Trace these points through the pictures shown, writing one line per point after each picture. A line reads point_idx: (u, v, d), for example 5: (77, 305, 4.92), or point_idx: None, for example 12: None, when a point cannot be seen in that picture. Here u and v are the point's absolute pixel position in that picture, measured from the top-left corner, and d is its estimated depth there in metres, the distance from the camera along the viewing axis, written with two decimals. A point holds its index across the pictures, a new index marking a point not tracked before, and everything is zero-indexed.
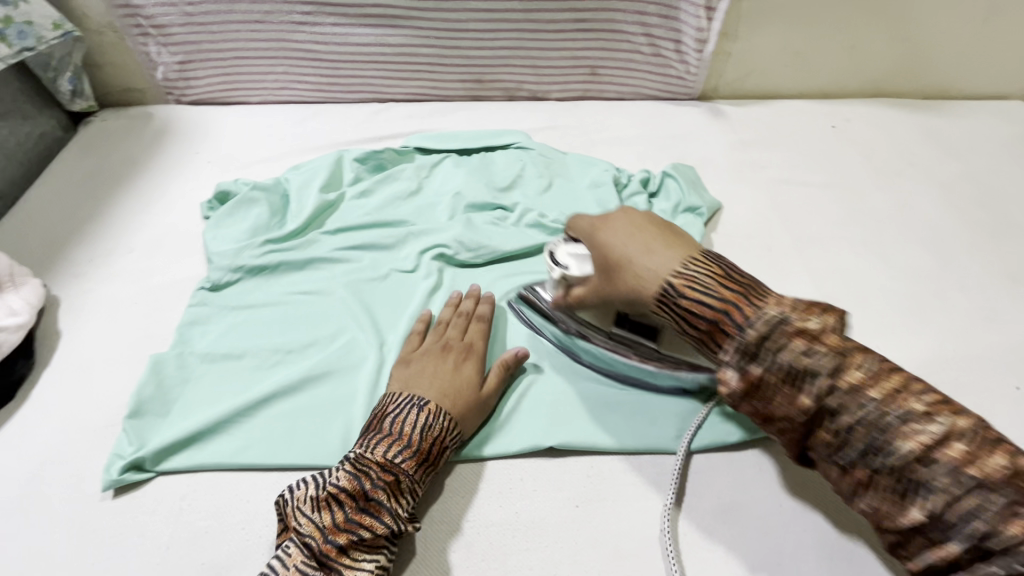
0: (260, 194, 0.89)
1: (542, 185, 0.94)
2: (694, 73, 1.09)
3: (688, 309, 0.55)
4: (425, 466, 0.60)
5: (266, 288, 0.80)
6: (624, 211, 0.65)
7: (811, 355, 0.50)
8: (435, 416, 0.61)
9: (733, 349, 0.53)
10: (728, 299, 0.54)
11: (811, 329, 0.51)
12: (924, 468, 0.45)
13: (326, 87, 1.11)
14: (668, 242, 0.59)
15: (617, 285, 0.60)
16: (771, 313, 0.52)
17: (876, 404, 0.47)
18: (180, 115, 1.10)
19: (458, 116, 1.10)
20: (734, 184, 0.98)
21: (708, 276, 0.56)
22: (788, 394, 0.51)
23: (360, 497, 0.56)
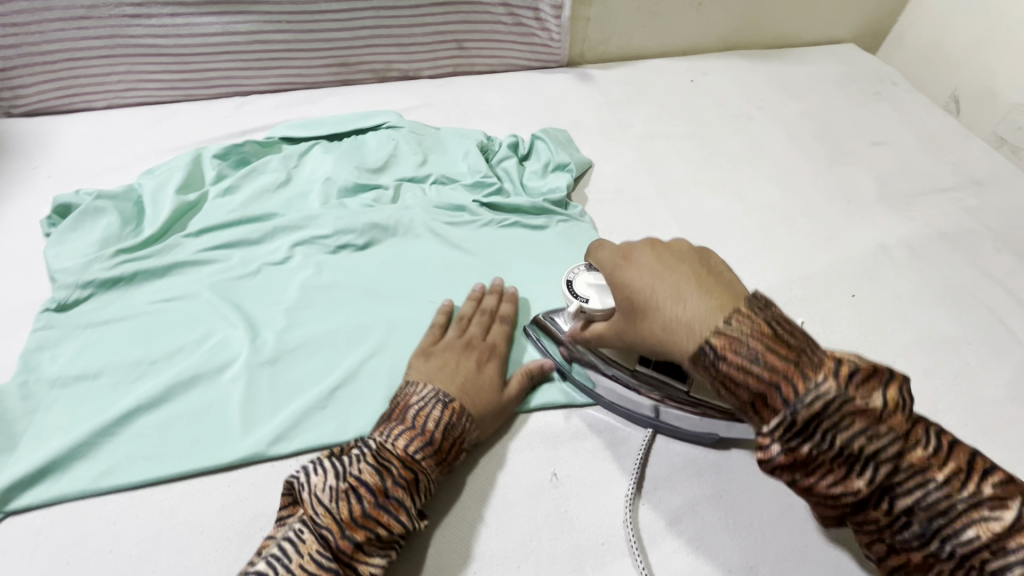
0: (108, 203, 0.83)
1: (416, 162, 0.94)
2: (558, 39, 1.12)
3: (727, 374, 0.46)
4: (442, 464, 0.59)
5: (124, 302, 0.75)
6: (651, 243, 0.55)
7: (875, 439, 0.42)
8: (458, 416, 0.60)
9: (779, 426, 0.44)
10: (777, 369, 0.44)
11: (875, 408, 0.43)
12: (993, 557, 0.40)
13: (179, 84, 1.04)
14: (702, 282, 0.50)
15: (643, 329, 0.52)
16: (827, 392, 0.43)
17: (940, 487, 0.41)
18: (10, 129, 0.98)
19: (327, 102, 1.07)
20: (604, 142, 1.01)
21: (751, 332, 0.46)
22: (842, 479, 0.43)
23: (382, 494, 0.53)
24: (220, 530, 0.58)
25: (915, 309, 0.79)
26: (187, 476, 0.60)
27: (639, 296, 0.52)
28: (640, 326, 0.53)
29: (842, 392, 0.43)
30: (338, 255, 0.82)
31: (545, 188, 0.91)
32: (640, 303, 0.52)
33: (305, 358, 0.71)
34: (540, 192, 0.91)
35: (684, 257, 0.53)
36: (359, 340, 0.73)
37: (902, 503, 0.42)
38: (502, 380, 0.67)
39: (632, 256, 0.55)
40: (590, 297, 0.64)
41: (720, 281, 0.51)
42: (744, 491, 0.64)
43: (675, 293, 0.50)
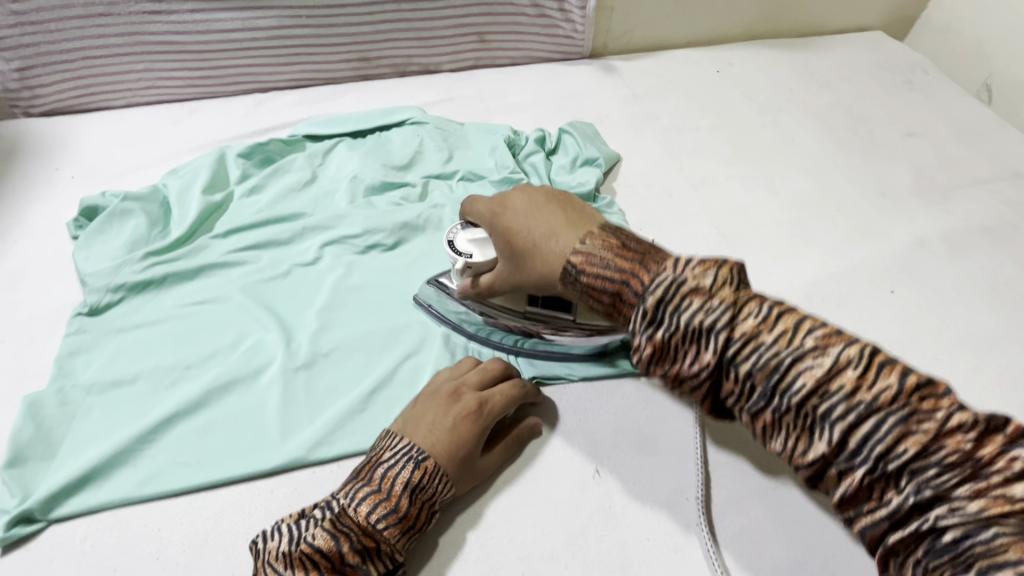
0: (135, 204, 0.82)
1: (442, 159, 0.92)
2: (581, 31, 1.10)
3: (589, 283, 0.53)
4: (410, 532, 0.54)
5: (155, 305, 0.74)
6: (522, 189, 0.62)
7: (707, 311, 0.45)
8: (429, 477, 0.55)
9: (637, 317, 0.48)
10: (625, 270, 0.50)
11: (707, 285, 0.46)
12: (823, 401, 0.40)
13: (198, 81, 1.03)
14: (566, 215, 0.57)
15: (531, 270, 0.57)
16: (667, 275, 0.47)
17: (771, 347, 0.43)
18: (29, 130, 0.97)
19: (348, 98, 1.05)
20: (632, 136, 1.00)
21: (605, 249, 0.53)
22: (692, 354, 0.45)
23: (337, 560, 0.51)
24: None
25: (956, 304, 0.77)
26: (229, 483, 0.60)
27: (518, 239, 0.58)
28: (527, 257, 0.57)
29: (680, 274, 0.47)
30: (369, 256, 0.81)
31: (573, 182, 0.88)
32: (526, 247, 0.57)
33: (341, 362, 0.70)
34: (568, 186, 0.88)
35: (549, 196, 0.60)
36: (393, 342, 0.72)
37: (743, 368, 0.43)
38: (486, 436, 0.60)
39: (507, 206, 0.61)
40: (474, 253, 0.63)
41: (579, 209, 0.59)
42: (789, 488, 0.62)
43: (553, 231, 0.56)
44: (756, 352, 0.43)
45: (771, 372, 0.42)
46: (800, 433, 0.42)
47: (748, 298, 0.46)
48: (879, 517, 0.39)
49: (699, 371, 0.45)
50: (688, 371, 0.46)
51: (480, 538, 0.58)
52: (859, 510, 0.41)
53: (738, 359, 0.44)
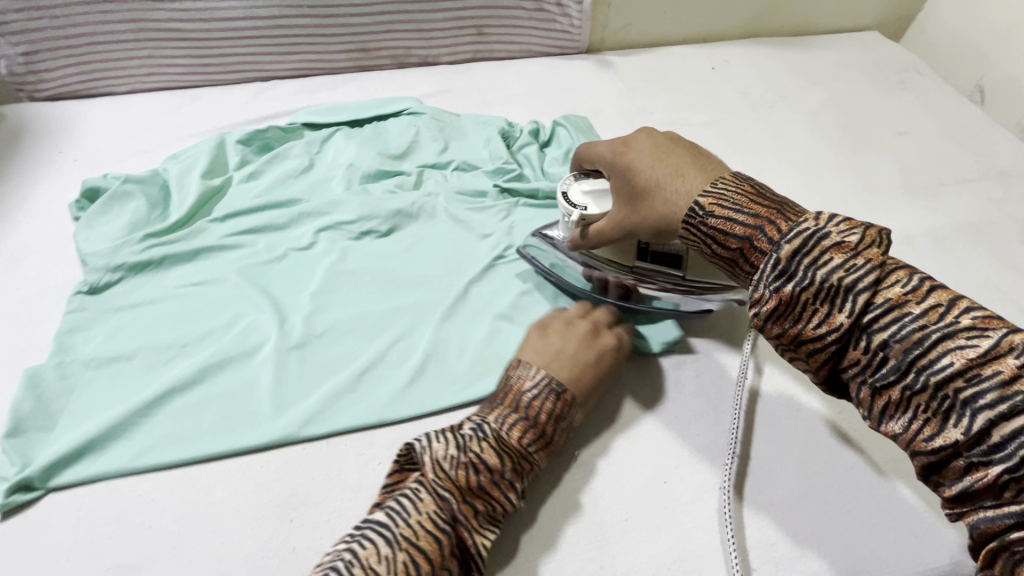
0: (136, 187, 0.84)
1: (438, 148, 0.94)
2: (578, 25, 1.11)
3: (716, 227, 0.52)
4: (548, 453, 0.59)
5: (153, 284, 0.76)
6: (647, 133, 0.62)
7: (851, 271, 0.45)
8: (569, 407, 0.61)
9: (765, 265, 0.48)
10: (760, 214, 0.50)
11: (853, 242, 0.46)
12: (970, 385, 0.40)
13: (200, 69, 1.04)
14: (690, 162, 0.57)
15: (648, 210, 0.58)
16: (806, 224, 0.47)
17: (916, 320, 0.42)
18: (34, 113, 0.99)
19: (347, 88, 1.07)
20: (626, 130, 1.01)
21: (739, 194, 0.52)
22: (822, 314, 0.45)
23: (496, 477, 0.54)
24: (255, 510, 0.59)
25: None
26: (218, 457, 0.62)
27: (640, 178, 0.58)
28: (649, 198, 0.58)
29: (823, 228, 0.47)
30: (363, 242, 0.83)
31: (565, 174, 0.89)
32: (647, 189, 0.58)
33: (330, 344, 0.72)
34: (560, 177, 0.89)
35: (676, 144, 0.60)
36: (384, 324, 0.74)
37: (879, 335, 0.43)
38: (614, 372, 0.67)
39: (631, 147, 0.62)
40: (589, 206, 0.66)
41: (705, 159, 0.58)
42: (771, 471, 0.64)
43: (676, 175, 0.56)
44: (893, 320, 0.43)
45: (914, 346, 0.42)
46: (927, 413, 0.42)
47: (896, 266, 0.45)
48: (977, 480, 0.40)
49: (830, 331, 0.45)
50: (817, 332, 0.46)
51: None
52: (958, 479, 0.41)
53: (875, 325, 0.44)
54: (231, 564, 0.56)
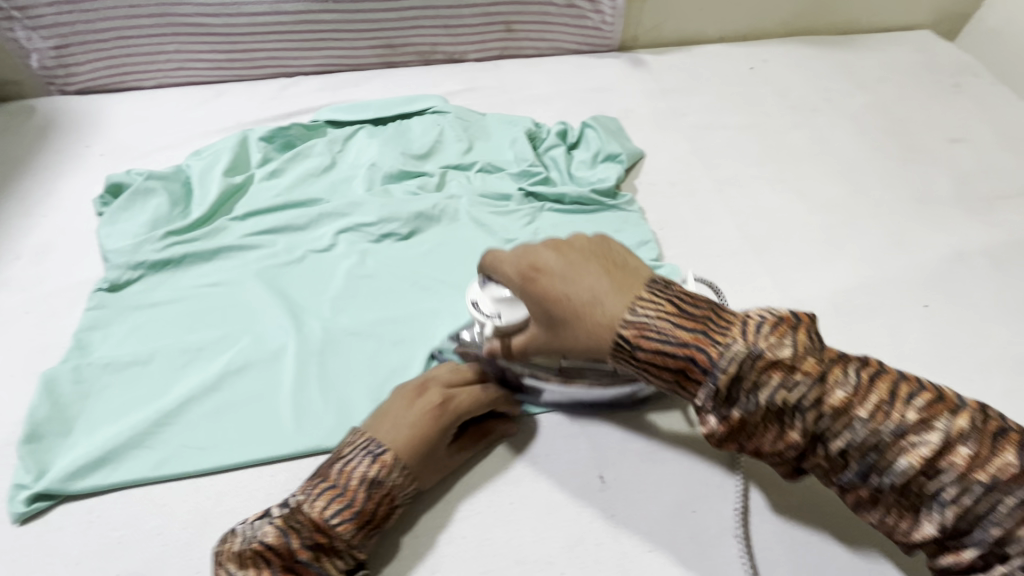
0: (158, 183, 0.83)
1: (462, 149, 0.91)
2: (610, 22, 1.07)
3: (650, 360, 0.48)
4: (367, 529, 0.52)
5: (172, 284, 0.75)
6: (551, 246, 0.55)
7: (793, 388, 0.44)
8: (387, 472, 0.53)
9: (706, 397, 0.47)
10: (688, 341, 0.47)
11: (787, 357, 0.45)
12: (931, 480, 0.42)
13: (226, 65, 1.04)
14: (612, 275, 0.52)
15: (568, 339, 0.52)
16: (739, 348, 0.45)
17: (865, 424, 0.43)
18: (65, 108, 1.00)
19: (372, 85, 1.05)
20: (658, 133, 0.97)
21: (661, 315, 0.48)
22: (776, 434, 0.46)
23: (289, 556, 0.50)
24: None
25: (995, 323, 0.73)
26: (230, 465, 0.60)
27: (556, 302, 0.52)
28: (570, 325, 0.52)
29: (755, 345, 0.45)
30: (383, 245, 0.80)
31: (594, 178, 0.85)
32: (568, 314, 0.51)
33: (345, 349, 0.70)
34: (588, 181, 0.85)
35: (587, 251, 0.54)
36: (403, 332, 0.72)
37: (834, 445, 0.44)
38: (451, 431, 0.58)
39: (539, 264, 0.54)
40: (500, 311, 0.60)
41: (626, 266, 0.53)
42: (803, 506, 0.58)
43: (600, 294, 0.50)
44: (849, 430, 0.44)
45: (873, 453, 0.43)
46: (901, 508, 0.44)
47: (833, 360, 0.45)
48: (954, 563, 0.42)
49: (788, 446, 0.46)
50: (779, 448, 0.46)
51: (476, 538, 0.57)
52: (937, 560, 0.44)
53: (835, 443, 0.44)
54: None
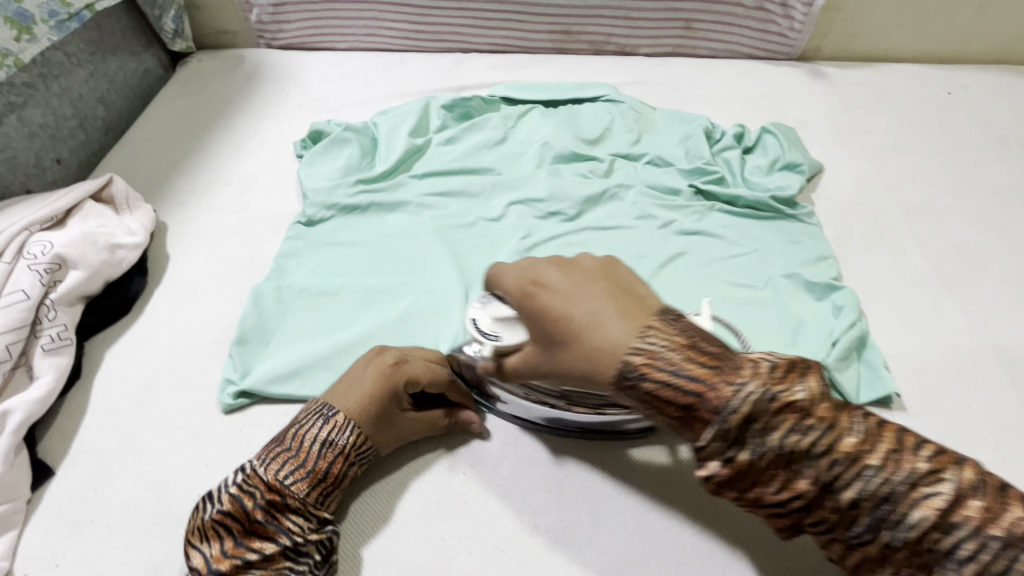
0: (352, 135, 0.91)
1: (632, 139, 0.91)
2: (798, 29, 1.02)
3: (658, 394, 0.44)
4: (323, 487, 0.53)
5: (357, 227, 0.82)
6: (556, 263, 0.53)
7: (805, 432, 0.40)
8: (338, 431, 0.55)
9: (714, 437, 0.41)
10: (700, 377, 0.43)
11: (801, 399, 0.41)
12: (944, 535, 0.37)
13: (411, 35, 1.10)
14: (614, 296, 0.49)
15: (572, 354, 0.48)
16: (749, 390, 0.41)
17: (876, 474, 0.39)
18: (270, 60, 1.12)
19: (543, 68, 1.07)
20: (839, 149, 0.92)
21: (674, 350, 0.44)
22: (783, 479, 0.41)
23: (245, 519, 0.51)
24: (449, 463, 0.61)
25: None
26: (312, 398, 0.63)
27: (557, 320, 0.49)
28: (567, 344, 0.48)
29: (765, 390, 0.41)
30: (550, 222, 0.82)
31: (770, 185, 0.82)
32: (573, 329, 0.48)
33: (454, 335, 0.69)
34: (763, 188, 0.82)
35: (597, 275, 0.51)
36: None
37: (807, 471, 0.40)
38: (404, 394, 0.58)
39: (541, 280, 0.51)
40: (501, 333, 0.54)
41: (637, 295, 0.49)
42: None
43: (608, 316, 0.47)
44: (860, 478, 0.39)
45: (842, 470, 0.40)
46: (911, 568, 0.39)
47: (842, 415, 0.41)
48: None
49: (759, 475, 0.42)
50: (777, 495, 0.41)
51: (634, 518, 0.57)
52: None
53: (773, 445, 0.41)
54: (427, 509, 0.58)
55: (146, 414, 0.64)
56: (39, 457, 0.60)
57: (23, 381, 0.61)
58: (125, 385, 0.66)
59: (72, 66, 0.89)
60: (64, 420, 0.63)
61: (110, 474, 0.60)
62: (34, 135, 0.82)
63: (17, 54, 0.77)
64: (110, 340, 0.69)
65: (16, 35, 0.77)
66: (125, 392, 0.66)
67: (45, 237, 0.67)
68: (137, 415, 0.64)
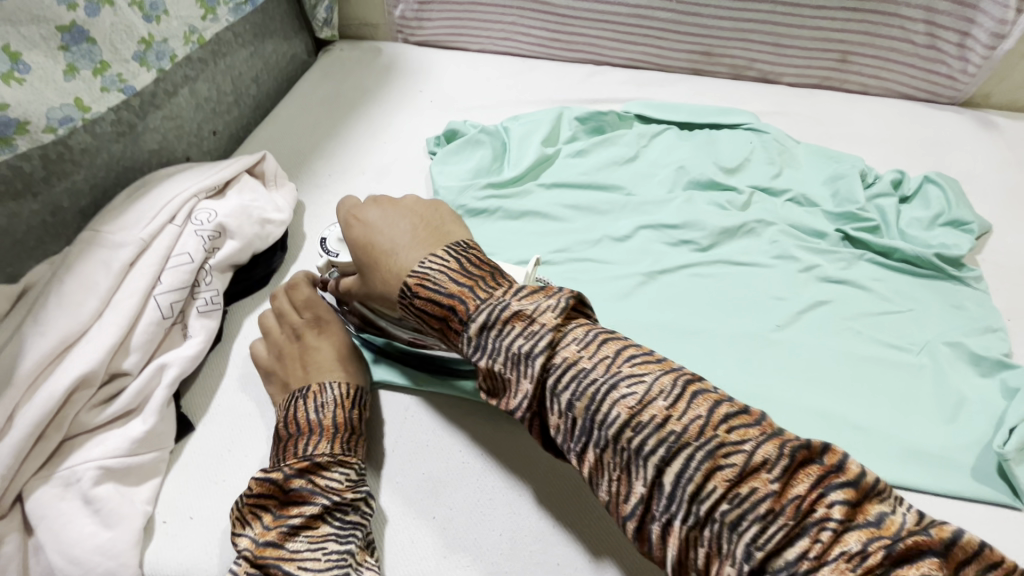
0: (485, 138, 0.92)
1: (773, 172, 0.86)
2: (972, 73, 0.93)
3: (421, 307, 0.52)
4: (343, 439, 0.56)
5: (482, 229, 0.82)
6: (377, 202, 0.61)
7: (540, 343, 0.46)
8: (321, 391, 0.58)
9: (465, 342, 0.49)
10: (454, 294, 0.50)
11: (548, 318, 0.47)
12: (732, 510, 0.38)
13: (547, 43, 1.10)
14: (419, 232, 0.57)
15: (376, 280, 0.56)
16: (496, 302, 0.48)
17: (684, 440, 0.40)
18: (406, 54, 1.15)
19: (679, 88, 1.04)
20: (1011, 210, 0.83)
21: (442, 272, 0.51)
22: (514, 384, 0.47)
23: (281, 492, 0.52)
24: (550, 478, 0.60)
25: None
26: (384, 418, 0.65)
27: (374, 249, 0.57)
28: (374, 271, 0.57)
29: (520, 304, 0.48)
30: (681, 251, 0.78)
31: (932, 241, 0.75)
32: (370, 262, 0.57)
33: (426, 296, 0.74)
34: (924, 243, 0.75)
35: (405, 209, 0.59)
36: (691, 339, 0.69)
37: (692, 498, 0.39)
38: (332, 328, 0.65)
39: (359, 216, 0.60)
40: (340, 252, 0.67)
41: (439, 229, 0.58)
42: None
43: (403, 244, 0.56)
44: (663, 443, 0.40)
45: (700, 475, 0.39)
46: (709, 547, 0.39)
47: (692, 390, 0.42)
48: None
49: (659, 516, 0.41)
50: (664, 526, 0.41)
51: None
52: None
53: (619, 431, 0.42)
54: (523, 522, 0.57)
55: None
56: (183, 412, 0.63)
57: (178, 338, 0.65)
58: None
59: (238, 45, 0.95)
60: (206, 380, 0.67)
61: (244, 440, 0.62)
62: (200, 107, 0.88)
63: (200, 31, 0.81)
64: (249, 309, 0.73)
65: (203, 14, 0.81)
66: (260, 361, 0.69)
67: (210, 206, 0.71)
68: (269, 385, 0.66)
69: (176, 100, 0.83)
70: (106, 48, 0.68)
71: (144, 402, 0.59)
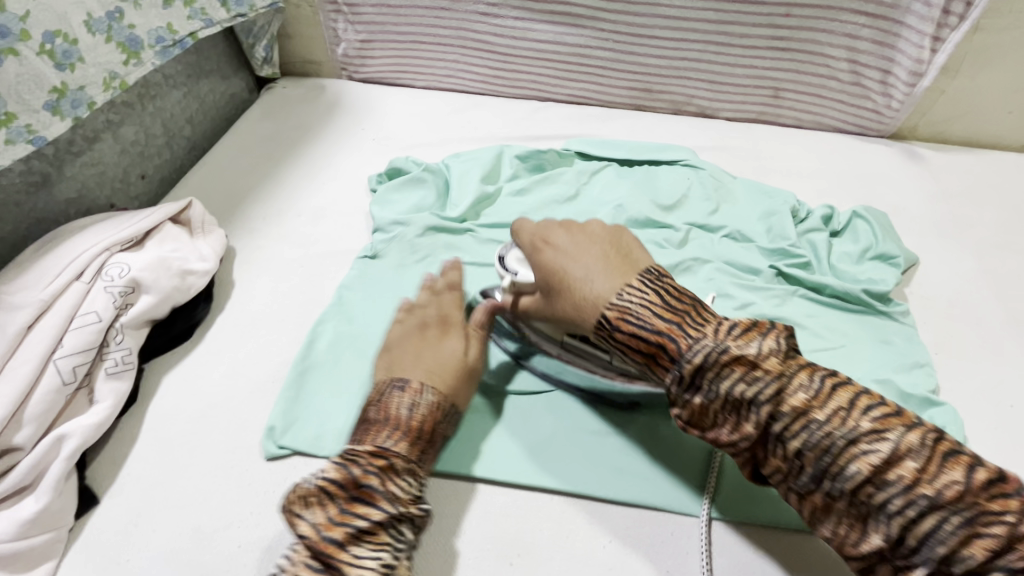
0: (428, 176, 0.91)
1: (709, 209, 0.87)
2: (896, 108, 0.97)
3: (625, 340, 0.52)
4: (422, 444, 0.54)
5: (413, 273, 0.79)
6: (568, 229, 0.63)
7: (755, 385, 0.46)
8: (418, 394, 0.56)
9: (673, 380, 0.49)
10: (662, 330, 0.50)
11: (751, 356, 0.47)
12: (878, 491, 0.42)
13: (490, 79, 1.11)
14: (608, 260, 0.58)
15: (563, 304, 0.58)
16: (708, 342, 0.48)
17: (822, 426, 0.44)
18: (349, 91, 1.14)
19: (619, 124, 1.05)
20: (937, 241, 0.85)
21: (642, 304, 0.52)
22: (734, 422, 0.47)
23: (351, 486, 0.50)
24: (483, 537, 0.57)
25: None
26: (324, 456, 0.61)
27: (553, 274, 0.59)
28: (562, 297, 0.58)
29: (721, 342, 0.48)
30: None
31: (862, 276, 0.77)
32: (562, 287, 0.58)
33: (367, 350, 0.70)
34: (854, 278, 0.77)
35: (596, 236, 0.62)
36: None
37: (792, 445, 0.45)
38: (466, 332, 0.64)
39: (550, 243, 0.63)
40: (520, 270, 0.64)
41: (629, 256, 0.59)
42: None
43: (596, 272, 0.57)
44: (805, 429, 0.44)
45: (798, 436, 0.45)
46: (848, 518, 0.44)
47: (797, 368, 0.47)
48: None
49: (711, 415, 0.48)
50: (727, 436, 0.48)
51: None
52: None
53: (729, 397, 0.47)
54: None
55: (189, 448, 0.63)
56: (86, 484, 0.59)
57: (83, 403, 0.61)
58: (175, 417, 0.65)
59: (168, 87, 0.92)
60: (115, 446, 0.63)
61: (151, 513, 0.58)
62: (126, 152, 0.85)
63: (123, 76, 0.78)
64: (168, 365, 0.69)
65: (125, 59, 0.78)
66: (174, 424, 0.65)
67: (124, 259, 0.68)
68: (181, 450, 0.62)
69: (98, 145, 0.80)
70: (11, 98, 0.65)
71: (40, 477, 0.56)
